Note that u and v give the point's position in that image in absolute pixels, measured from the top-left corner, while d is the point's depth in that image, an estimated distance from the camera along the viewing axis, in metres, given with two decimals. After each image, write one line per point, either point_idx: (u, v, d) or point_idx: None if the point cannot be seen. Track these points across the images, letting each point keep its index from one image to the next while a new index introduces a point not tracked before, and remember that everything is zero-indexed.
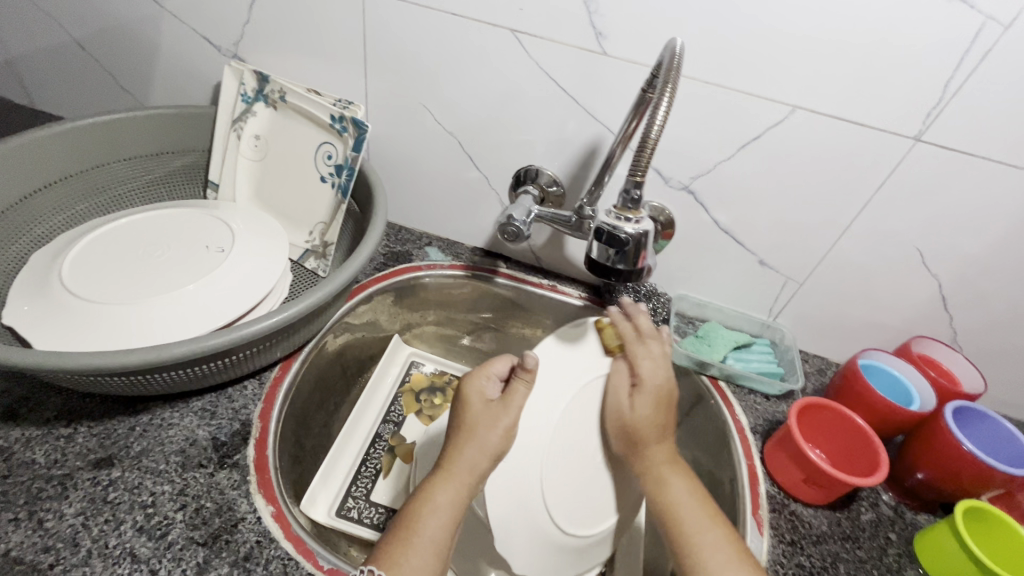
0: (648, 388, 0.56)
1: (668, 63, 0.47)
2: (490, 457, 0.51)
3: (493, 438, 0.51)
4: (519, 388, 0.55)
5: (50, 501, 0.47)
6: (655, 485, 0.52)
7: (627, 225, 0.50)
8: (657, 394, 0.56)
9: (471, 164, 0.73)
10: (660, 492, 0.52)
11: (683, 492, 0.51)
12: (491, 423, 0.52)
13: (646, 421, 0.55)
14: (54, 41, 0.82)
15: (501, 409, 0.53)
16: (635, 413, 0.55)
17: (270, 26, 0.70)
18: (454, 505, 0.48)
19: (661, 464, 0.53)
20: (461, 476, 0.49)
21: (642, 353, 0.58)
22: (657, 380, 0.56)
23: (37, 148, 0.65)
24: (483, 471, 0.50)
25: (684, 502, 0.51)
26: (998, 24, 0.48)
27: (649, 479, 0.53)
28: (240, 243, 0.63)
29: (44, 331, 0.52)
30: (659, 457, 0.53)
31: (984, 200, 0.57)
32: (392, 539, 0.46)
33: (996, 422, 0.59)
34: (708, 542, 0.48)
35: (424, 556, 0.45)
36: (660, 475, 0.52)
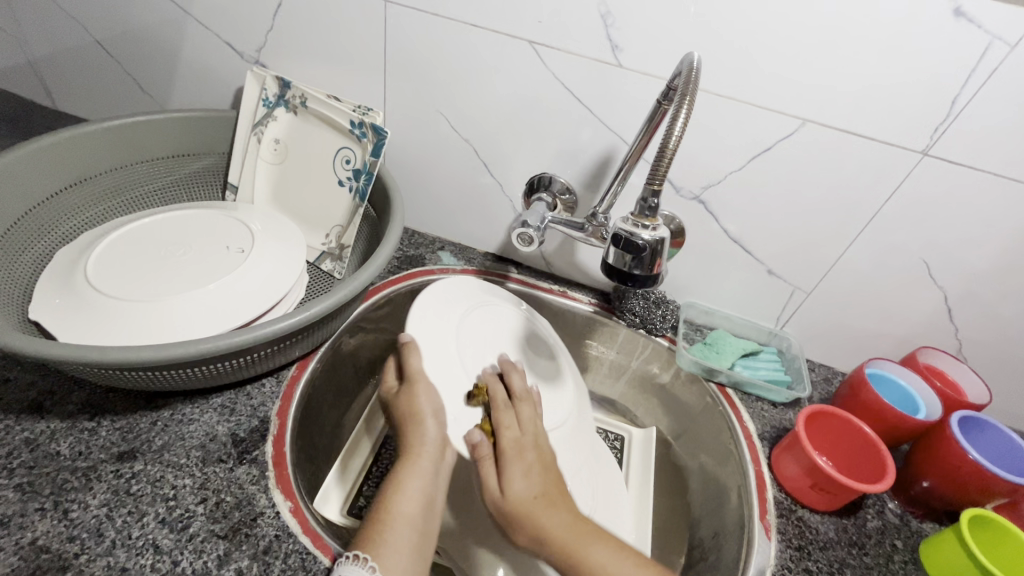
0: (518, 463, 0.53)
1: (686, 76, 0.49)
2: (433, 419, 0.55)
3: (427, 407, 0.55)
4: (415, 365, 0.58)
5: (75, 492, 0.48)
6: (566, 556, 0.47)
7: (644, 232, 0.52)
8: (530, 467, 0.53)
9: (486, 171, 0.74)
10: (572, 557, 0.47)
11: (602, 556, 0.47)
12: (411, 401, 0.56)
13: (535, 493, 0.51)
14: (79, 44, 0.84)
15: (413, 384, 0.56)
16: (518, 492, 0.51)
17: (292, 34, 0.71)
18: (421, 479, 0.50)
19: (567, 533, 0.48)
20: (421, 448, 0.52)
21: (506, 427, 0.56)
22: (529, 451, 0.55)
23: (65, 148, 0.67)
24: (433, 437, 0.53)
25: (607, 561, 0.47)
26: (1005, 43, 0.49)
27: (562, 556, 0.47)
28: (260, 244, 0.65)
29: (71, 326, 0.54)
30: (555, 524, 0.49)
31: (991, 214, 0.58)
32: (369, 525, 0.47)
33: (1002, 432, 0.60)
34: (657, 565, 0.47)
35: (404, 532, 0.46)
36: (567, 540, 0.48)
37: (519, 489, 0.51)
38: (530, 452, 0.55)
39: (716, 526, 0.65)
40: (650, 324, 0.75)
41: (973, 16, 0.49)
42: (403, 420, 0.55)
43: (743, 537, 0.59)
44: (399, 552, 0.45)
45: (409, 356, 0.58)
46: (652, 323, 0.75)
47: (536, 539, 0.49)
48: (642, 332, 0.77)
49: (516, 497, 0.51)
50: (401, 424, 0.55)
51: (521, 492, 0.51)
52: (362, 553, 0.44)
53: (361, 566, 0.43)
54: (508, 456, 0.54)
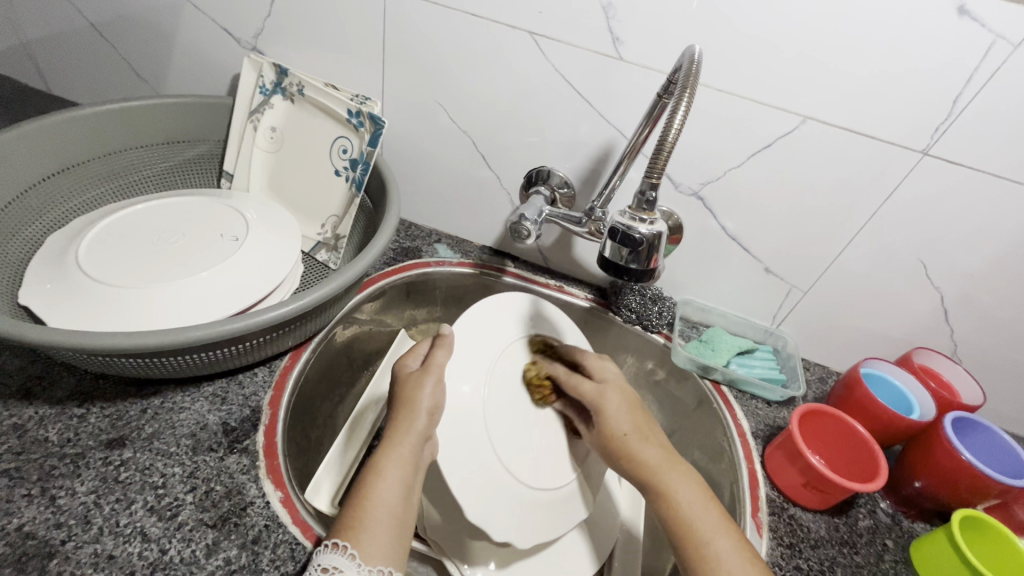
0: (607, 404, 0.57)
1: (687, 70, 0.49)
2: (427, 414, 0.52)
3: (426, 401, 0.52)
4: (439, 356, 0.56)
5: (62, 478, 0.48)
6: (659, 491, 0.51)
7: (641, 225, 0.51)
8: (617, 403, 0.57)
9: (484, 163, 0.74)
10: (667, 496, 0.50)
11: (690, 497, 0.50)
12: (416, 385, 0.53)
13: (626, 429, 0.55)
14: (73, 27, 0.83)
15: (425, 372, 0.54)
16: (610, 427, 0.56)
17: (290, 20, 0.71)
18: (404, 469, 0.48)
19: (659, 467, 0.52)
20: (405, 436, 0.49)
21: (579, 382, 0.60)
22: (610, 395, 0.57)
23: (57, 131, 0.66)
24: (423, 427, 0.50)
25: (695, 500, 0.50)
26: (1008, 43, 0.49)
27: (655, 492, 0.51)
28: (254, 232, 0.64)
29: (61, 312, 0.53)
30: (651, 454, 0.53)
31: (989, 215, 0.58)
32: (348, 512, 0.45)
33: (995, 434, 0.60)
34: (683, 491, 0.50)
35: (381, 521, 0.45)
36: (662, 474, 0.51)
37: (611, 426, 0.56)
38: (610, 390, 0.58)
39: None
40: (647, 320, 0.74)
41: (978, 14, 0.48)
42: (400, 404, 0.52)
43: None
44: (379, 541, 0.44)
45: (438, 350, 0.56)
46: (649, 318, 0.74)
47: (632, 467, 0.53)
48: (638, 328, 0.76)
49: (609, 433, 0.55)
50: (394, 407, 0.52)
51: (614, 428, 0.55)
52: (342, 542, 0.43)
53: (341, 554, 0.42)
54: (593, 404, 0.58)
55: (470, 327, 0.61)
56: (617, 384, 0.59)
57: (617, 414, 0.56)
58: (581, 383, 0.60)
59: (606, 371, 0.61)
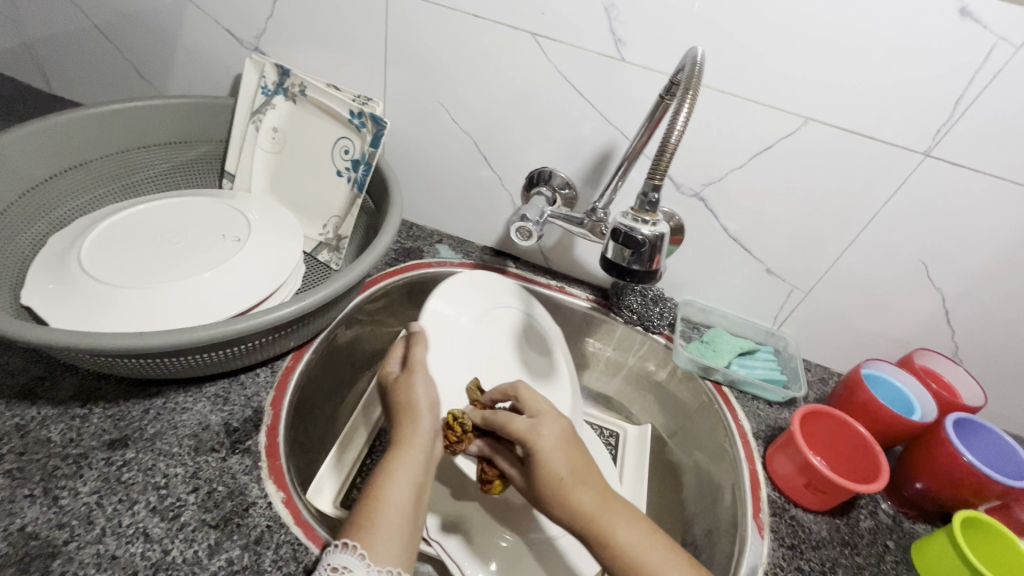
0: (542, 442, 0.50)
1: (690, 70, 0.49)
2: (429, 413, 0.53)
3: (424, 403, 0.53)
4: (418, 356, 0.57)
5: (65, 479, 0.48)
6: (600, 537, 0.45)
7: (643, 226, 0.51)
8: (553, 441, 0.50)
9: (485, 164, 0.74)
10: (608, 542, 0.45)
11: (636, 538, 0.45)
12: (410, 390, 0.54)
13: (564, 471, 0.48)
14: (75, 28, 0.83)
15: (412, 376, 0.55)
16: (544, 468, 0.49)
17: (292, 21, 0.71)
18: (416, 467, 0.49)
19: (596, 511, 0.46)
20: (416, 437, 0.51)
21: (511, 418, 0.53)
22: (545, 430, 0.51)
23: (60, 131, 0.66)
24: (431, 428, 0.52)
25: (640, 543, 0.44)
26: (1010, 44, 0.49)
27: (594, 538, 0.45)
28: (256, 232, 0.64)
29: (64, 312, 0.53)
30: (585, 497, 0.46)
31: (991, 217, 0.58)
32: (359, 511, 0.45)
33: (996, 435, 0.60)
34: (627, 538, 0.44)
35: (395, 517, 0.45)
36: (599, 519, 0.45)
37: (546, 469, 0.48)
38: (546, 426, 0.51)
39: (709, 524, 0.65)
40: (648, 321, 0.75)
41: (980, 16, 0.49)
42: (401, 407, 0.53)
43: (735, 536, 0.59)
44: (391, 539, 0.44)
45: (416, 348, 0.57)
46: (650, 319, 0.75)
47: (568, 514, 0.47)
48: (639, 329, 0.76)
49: (545, 476, 0.48)
50: (397, 410, 0.53)
51: (550, 472, 0.48)
52: (351, 541, 0.43)
53: (351, 554, 0.42)
54: (527, 443, 0.51)
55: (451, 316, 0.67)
56: (552, 418, 0.53)
57: (550, 455, 0.49)
58: (512, 420, 0.53)
59: (541, 406, 0.54)
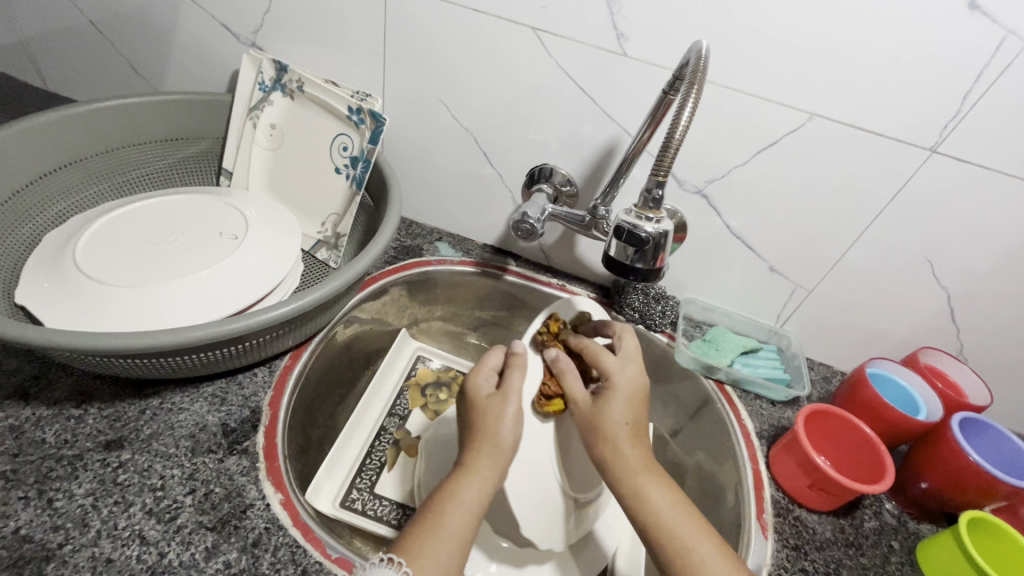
0: (620, 387, 0.51)
1: (694, 65, 0.48)
2: (508, 453, 0.49)
3: (506, 436, 0.50)
4: (515, 379, 0.53)
5: (60, 480, 0.47)
6: (634, 490, 0.46)
7: (647, 224, 0.51)
8: (627, 390, 0.51)
9: (486, 160, 0.73)
10: (640, 496, 0.46)
11: (665, 505, 0.46)
12: (499, 414, 0.51)
13: (625, 420, 0.49)
14: (70, 23, 0.82)
15: (502, 397, 0.51)
16: (607, 415, 0.49)
17: (289, 16, 0.70)
18: (480, 499, 0.46)
19: (638, 468, 0.47)
20: (488, 467, 0.48)
21: (602, 353, 0.55)
22: (628, 375, 0.52)
23: (55, 127, 0.65)
24: (505, 465, 0.49)
25: (674, 517, 0.45)
26: (1019, 38, 0.48)
27: (626, 491, 0.47)
28: (254, 231, 0.63)
29: (59, 311, 0.52)
30: (635, 456, 0.48)
31: (998, 214, 0.58)
32: (414, 527, 0.44)
33: (1002, 434, 0.59)
34: (659, 503, 0.46)
35: (447, 546, 0.43)
36: (638, 475, 0.47)
37: (609, 408, 0.50)
38: (632, 371, 0.52)
39: (712, 524, 0.64)
40: (650, 319, 0.74)
41: (988, 10, 0.48)
42: (479, 433, 0.50)
43: (738, 536, 0.59)
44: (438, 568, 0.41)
45: (512, 371, 0.54)
46: (652, 318, 0.74)
47: (614, 459, 0.48)
48: (641, 328, 0.76)
49: (604, 417, 0.49)
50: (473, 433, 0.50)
51: (612, 415, 0.49)
52: (399, 559, 0.41)
53: (394, 569, 0.40)
54: (606, 377, 0.52)
55: None
56: (637, 366, 0.54)
57: (618, 400, 0.50)
58: (602, 355, 0.55)
59: (636, 353, 0.55)
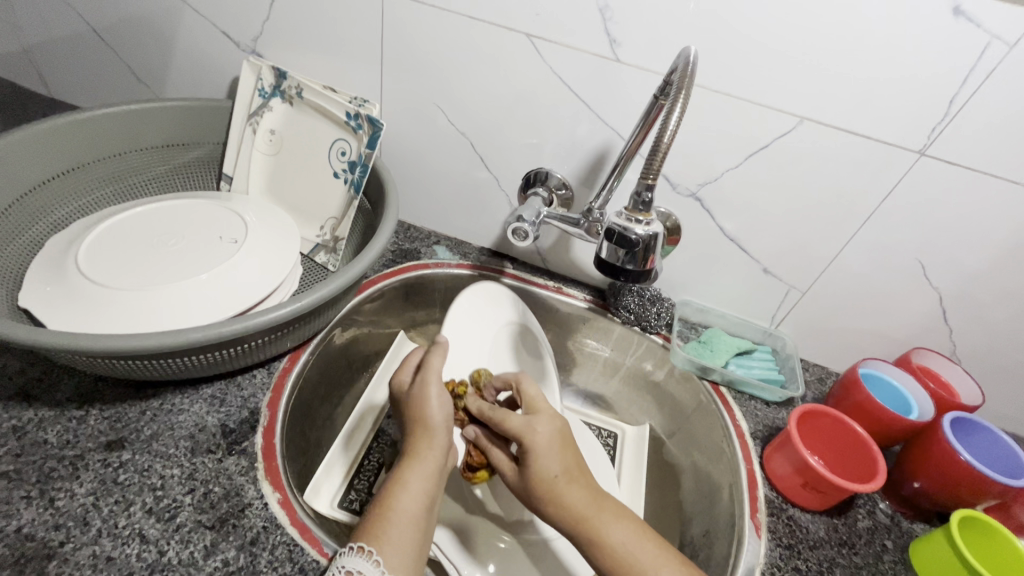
0: (537, 442, 0.49)
1: (682, 70, 0.49)
2: (445, 427, 0.52)
3: (437, 414, 0.51)
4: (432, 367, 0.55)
5: (61, 480, 0.48)
6: (590, 537, 0.45)
7: (637, 226, 0.51)
8: (549, 439, 0.49)
9: (482, 165, 0.74)
10: (598, 541, 0.45)
11: (625, 537, 0.45)
12: (423, 398, 0.52)
13: (557, 472, 0.47)
14: (74, 32, 0.83)
15: (425, 387, 0.53)
16: (538, 472, 0.48)
17: (288, 24, 0.71)
18: (427, 482, 0.48)
19: (591, 513, 0.46)
20: (430, 450, 0.50)
21: (507, 416, 0.52)
22: (540, 428, 0.49)
23: (58, 134, 0.66)
24: (445, 442, 0.51)
25: (630, 542, 0.45)
26: (1003, 43, 0.49)
27: (585, 539, 0.46)
28: (253, 235, 0.64)
29: (61, 314, 0.53)
30: (578, 499, 0.47)
31: (988, 216, 0.58)
32: (369, 519, 0.45)
33: (994, 434, 0.60)
34: (619, 537, 0.45)
35: (406, 529, 0.45)
36: (591, 519, 0.46)
37: (540, 469, 0.48)
38: (541, 422, 0.50)
39: (708, 524, 0.64)
40: (645, 321, 0.75)
41: (973, 15, 0.49)
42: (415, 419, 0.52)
43: (733, 535, 0.59)
44: (402, 548, 0.44)
45: (430, 360, 0.55)
46: (647, 320, 0.75)
47: (559, 514, 0.47)
48: (637, 329, 0.76)
49: (538, 480, 0.47)
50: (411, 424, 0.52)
51: (546, 472, 0.47)
52: (367, 545, 0.43)
53: (365, 559, 0.43)
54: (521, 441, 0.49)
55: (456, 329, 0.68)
56: (549, 416, 0.51)
57: (545, 457, 0.48)
58: (509, 417, 0.51)
59: (539, 402, 0.53)
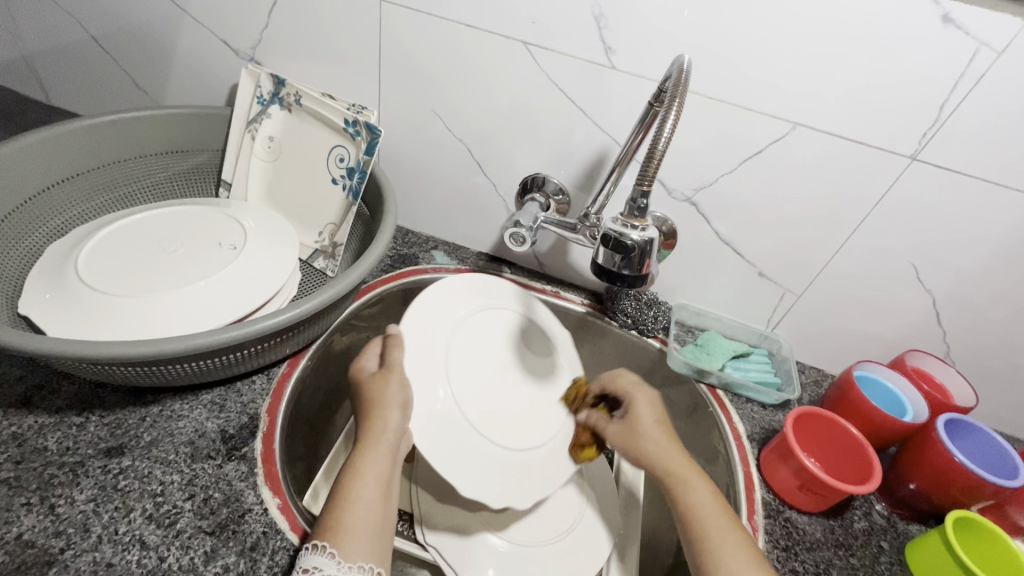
0: (639, 398, 0.62)
1: (677, 78, 0.49)
2: (399, 410, 0.53)
3: (396, 397, 0.53)
4: (397, 356, 0.56)
5: (62, 487, 0.48)
6: (677, 484, 0.54)
7: (633, 232, 0.52)
8: (648, 399, 0.62)
9: (479, 171, 0.74)
10: (685, 486, 0.53)
11: (705, 499, 0.52)
12: (384, 382, 0.54)
13: (651, 422, 0.59)
14: (73, 40, 0.83)
15: (386, 372, 0.54)
16: (639, 418, 0.60)
17: (287, 31, 0.72)
18: (381, 467, 0.49)
19: (680, 466, 0.55)
20: (381, 434, 0.51)
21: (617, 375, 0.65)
22: (642, 391, 0.63)
23: (58, 141, 0.66)
24: (396, 425, 0.52)
25: (706, 502, 0.52)
26: (992, 50, 0.50)
27: (674, 482, 0.54)
28: (252, 241, 0.64)
29: (61, 321, 0.53)
30: (668, 449, 0.57)
31: (979, 219, 0.59)
32: (327, 512, 0.46)
33: (988, 435, 0.60)
34: (699, 492, 0.53)
35: (363, 516, 0.46)
36: (679, 468, 0.55)
37: (638, 418, 0.60)
38: (644, 387, 0.63)
39: None
40: (642, 325, 0.75)
41: (962, 23, 0.49)
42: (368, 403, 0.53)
43: None
44: (363, 537, 0.45)
45: (393, 348, 0.57)
46: (644, 323, 0.75)
47: (651, 460, 0.57)
48: (634, 333, 0.77)
49: (636, 423, 0.60)
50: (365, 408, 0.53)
51: (642, 420, 0.60)
52: (322, 541, 0.44)
53: (321, 554, 0.43)
54: (625, 396, 0.63)
55: (416, 322, 0.61)
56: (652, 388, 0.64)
57: (644, 411, 0.61)
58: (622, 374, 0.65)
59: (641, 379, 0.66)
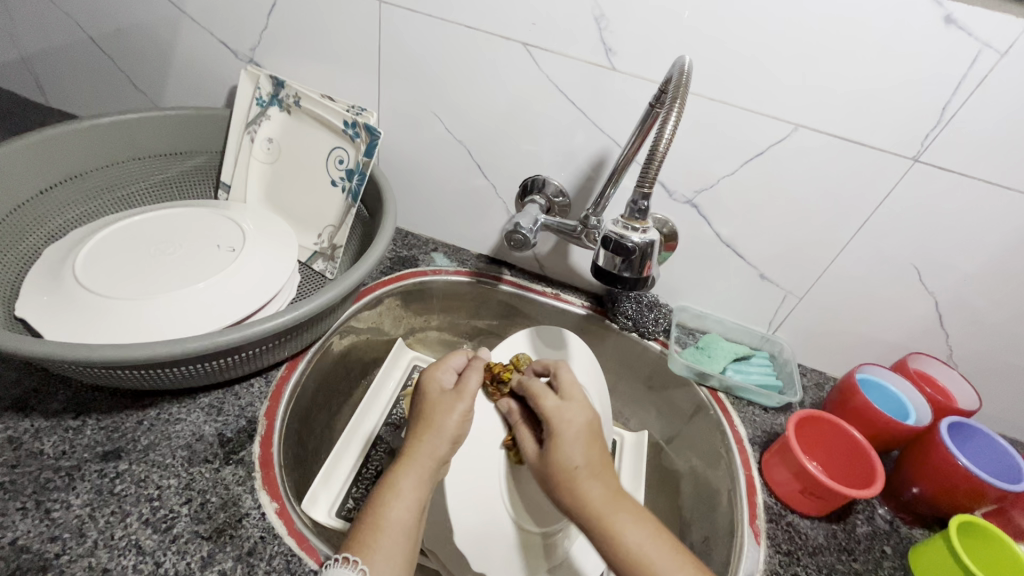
0: (563, 428, 0.51)
1: (678, 79, 0.49)
2: (450, 442, 0.53)
3: (453, 423, 0.53)
4: (471, 379, 0.57)
5: (57, 491, 0.47)
6: (607, 537, 0.44)
7: (634, 234, 0.52)
8: (571, 429, 0.51)
9: (480, 172, 0.74)
10: (613, 536, 0.44)
11: (641, 539, 0.44)
12: (448, 408, 0.54)
13: (580, 462, 0.49)
14: (72, 41, 0.83)
15: (455, 397, 0.55)
16: (562, 457, 0.49)
17: (286, 32, 0.71)
18: (419, 489, 0.48)
19: (607, 510, 0.45)
20: (427, 457, 0.50)
21: (540, 396, 0.56)
22: (571, 415, 0.53)
23: (57, 143, 0.66)
24: (443, 454, 0.52)
25: (648, 547, 0.43)
26: (995, 51, 0.50)
27: (600, 535, 0.45)
28: (251, 243, 0.64)
29: (58, 323, 0.53)
30: (597, 493, 0.47)
31: (982, 221, 0.58)
32: (360, 529, 0.44)
33: (992, 439, 0.60)
34: (634, 540, 0.44)
35: (395, 539, 0.44)
36: (608, 517, 0.45)
37: (562, 454, 0.50)
38: (571, 409, 0.53)
39: (707, 531, 0.64)
40: (643, 327, 0.75)
41: (964, 23, 0.49)
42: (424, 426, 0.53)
43: (732, 542, 0.59)
44: (393, 557, 0.43)
45: (470, 372, 0.57)
46: (645, 326, 0.75)
47: (576, 507, 0.47)
48: (635, 336, 0.77)
49: (560, 460, 0.49)
50: (415, 428, 0.53)
51: (567, 460, 0.49)
52: (353, 556, 0.42)
53: (351, 569, 0.42)
54: (548, 422, 0.53)
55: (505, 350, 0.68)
56: (580, 403, 0.54)
57: (570, 445, 0.50)
58: (543, 398, 0.56)
59: (574, 389, 0.56)
